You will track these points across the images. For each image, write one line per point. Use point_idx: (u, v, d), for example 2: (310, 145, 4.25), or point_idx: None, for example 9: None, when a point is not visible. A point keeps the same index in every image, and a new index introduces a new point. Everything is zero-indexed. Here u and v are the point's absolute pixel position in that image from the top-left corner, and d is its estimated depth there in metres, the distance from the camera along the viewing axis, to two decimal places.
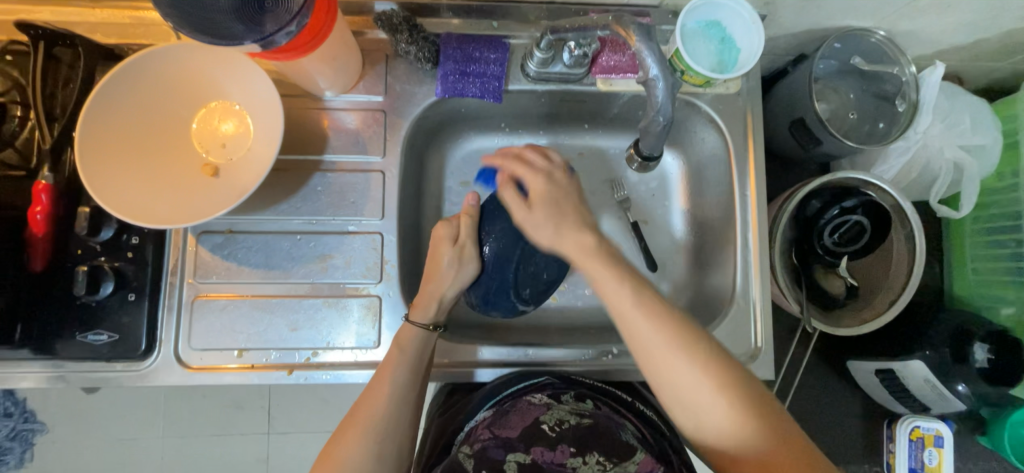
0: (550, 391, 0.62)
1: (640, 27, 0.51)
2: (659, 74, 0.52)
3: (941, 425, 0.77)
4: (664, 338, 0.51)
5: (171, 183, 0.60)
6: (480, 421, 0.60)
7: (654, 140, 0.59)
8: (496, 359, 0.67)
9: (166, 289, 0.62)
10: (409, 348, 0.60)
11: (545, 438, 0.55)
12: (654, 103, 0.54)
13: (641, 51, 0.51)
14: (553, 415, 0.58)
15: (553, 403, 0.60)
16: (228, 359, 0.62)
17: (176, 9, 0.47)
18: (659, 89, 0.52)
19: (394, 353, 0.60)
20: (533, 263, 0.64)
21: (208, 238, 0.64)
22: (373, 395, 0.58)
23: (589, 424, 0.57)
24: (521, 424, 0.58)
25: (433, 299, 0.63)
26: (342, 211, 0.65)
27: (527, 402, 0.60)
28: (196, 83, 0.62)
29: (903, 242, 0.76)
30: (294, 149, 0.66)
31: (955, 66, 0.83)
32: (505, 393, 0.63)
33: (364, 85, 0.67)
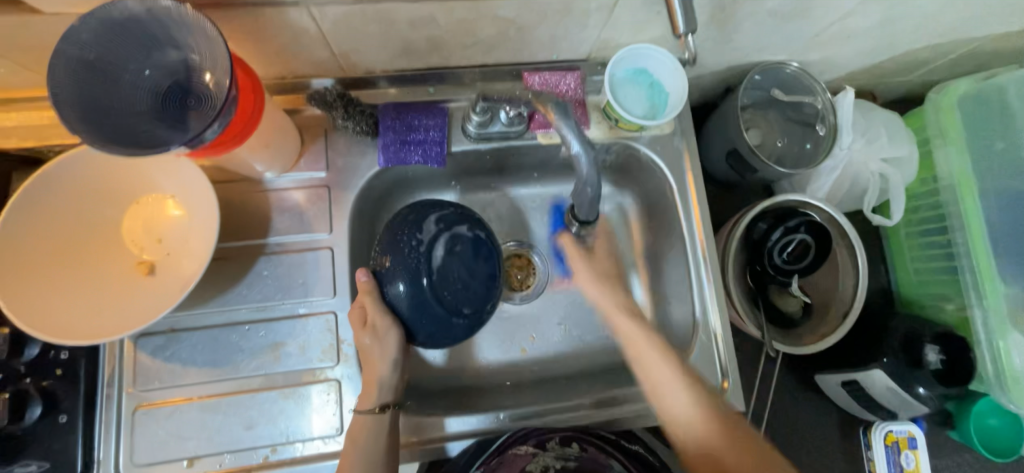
0: (534, 439, 0.62)
1: (558, 105, 0.52)
2: (579, 146, 0.52)
3: (912, 427, 0.79)
4: (662, 358, 0.61)
5: (100, 290, 0.57)
6: None
7: (588, 205, 0.60)
8: (467, 429, 0.65)
9: (103, 402, 0.58)
10: (362, 442, 0.57)
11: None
12: (580, 174, 0.55)
13: (560, 128, 0.52)
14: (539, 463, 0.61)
15: (539, 451, 0.62)
16: (178, 470, 0.58)
17: (90, 126, 0.44)
18: (583, 163, 0.53)
19: (348, 451, 0.57)
20: (453, 280, 0.56)
21: (147, 341, 0.60)
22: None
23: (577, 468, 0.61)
24: None
25: (373, 384, 0.59)
26: (292, 294, 0.63)
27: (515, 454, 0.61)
28: (123, 180, 0.59)
29: (846, 254, 0.79)
30: (236, 235, 0.64)
31: (867, 83, 0.90)
32: (488, 450, 0.62)
33: (305, 162, 0.66)
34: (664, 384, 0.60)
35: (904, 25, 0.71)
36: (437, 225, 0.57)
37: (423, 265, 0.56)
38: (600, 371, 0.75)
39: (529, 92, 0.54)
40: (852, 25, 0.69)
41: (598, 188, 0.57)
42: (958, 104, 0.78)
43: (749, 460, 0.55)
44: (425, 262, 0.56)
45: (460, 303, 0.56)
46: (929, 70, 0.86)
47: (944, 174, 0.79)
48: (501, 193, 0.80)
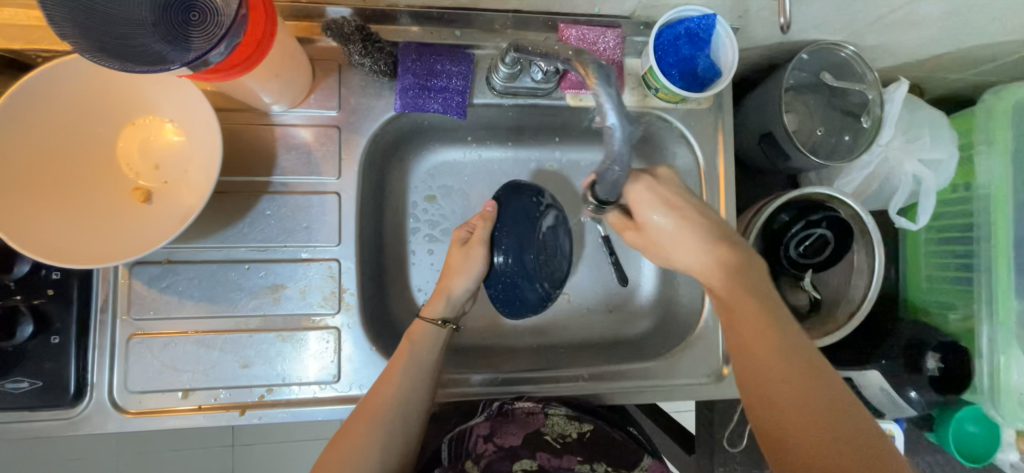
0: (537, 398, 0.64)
1: (600, 68, 0.43)
2: (615, 115, 0.43)
3: (892, 426, 0.81)
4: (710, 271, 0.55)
5: (93, 212, 0.54)
6: (477, 428, 0.61)
7: (610, 186, 0.50)
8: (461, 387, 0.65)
9: (96, 328, 0.56)
10: (420, 340, 0.61)
11: (547, 447, 0.59)
12: (609, 150, 0.46)
13: (598, 93, 0.43)
14: (553, 424, 0.61)
15: (545, 406, 0.63)
16: (172, 400, 0.58)
17: (79, 27, 0.40)
18: (617, 138, 0.44)
19: (405, 346, 0.60)
20: (546, 253, 0.68)
21: (143, 269, 0.58)
22: (385, 377, 0.58)
23: (590, 434, 0.61)
24: (521, 431, 0.60)
25: (444, 295, 0.65)
26: (294, 237, 0.61)
27: (519, 410, 0.62)
28: (120, 97, 0.55)
29: (864, 255, 0.77)
30: (239, 169, 0.60)
31: (917, 78, 0.84)
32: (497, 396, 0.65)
33: (316, 99, 0.62)
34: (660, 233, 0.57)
35: (976, 15, 0.66)
36: (548, 199, 0.70)
37: (528, 239, 0.68)
38: (598, 345, 0.75)
39: (568, 48, 0.46)
40: (919, 10, 0.63)
41: (625, 170, 0.47)
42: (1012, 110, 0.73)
43: (777, 351, 0.49)
44: (536, 227, 0.68)
45: (537, 279, 0.68)
46: (985, 71, 0.80)
47: (981, 182, 0.76)
48: (518, 155, 0.77)
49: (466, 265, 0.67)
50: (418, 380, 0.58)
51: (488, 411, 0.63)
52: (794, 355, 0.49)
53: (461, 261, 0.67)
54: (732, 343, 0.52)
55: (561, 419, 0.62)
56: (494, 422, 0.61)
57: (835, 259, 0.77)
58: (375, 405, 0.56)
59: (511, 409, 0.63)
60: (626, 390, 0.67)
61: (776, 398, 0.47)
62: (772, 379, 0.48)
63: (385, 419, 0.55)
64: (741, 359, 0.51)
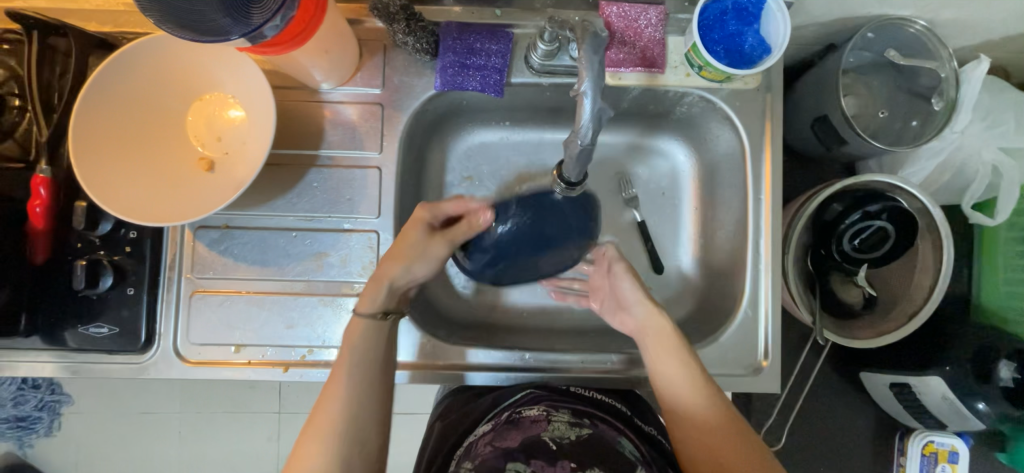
0: (546, 404, 0.61)
1: (595, 36, 0.38)
2: (590, 87, 0.37)
3: (957, 441, 0.75)
4: (674, 359, 0.58)
5: (166, 177, 0.60)
6: (480, 436, 0.59)
7: (575, 165, 0.44)
8: (493, 363, 0.65)
9: (165, 283, 0.63)
10: (359, 340, 0.57)
11: (546, 451, 0.52)
12: (575, 126, 0.39)
13: (582, 57, 0.38)
14: (553, 428, 0.56)
15: (551, 415, 0.58)
16: (226, 353, 0.63)
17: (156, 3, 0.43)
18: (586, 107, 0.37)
19: (346, 348, 0.57)
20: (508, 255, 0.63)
21: (205, 233, 0.63)
22: (324, 393, 0.55)
23: (590, 439, 0.55)
24: (521, 435, 0.56)
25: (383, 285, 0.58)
26: (338, 208, 0.64)
27: (525, 418, 0.58)
28: (189, 74, 0.60)
29: (930, 252, 0.71)
30: (291, 143, 0.64)
31: (1003, 59, 0.76)
32: (504, 406, 0.63)
33: (362, 77, 0.64)
34: (634, 316, 0.61)
35: None
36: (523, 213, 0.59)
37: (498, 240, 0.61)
38: (628, 331, 0.73)
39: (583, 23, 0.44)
40: None
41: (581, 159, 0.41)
42: None
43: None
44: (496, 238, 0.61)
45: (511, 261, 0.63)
46: None
47: None
48: (556, 137, 0.77)
49: (423, 252, 0.60)
50: (364, 387, 0.56)
51: (496, 421, 0.60)
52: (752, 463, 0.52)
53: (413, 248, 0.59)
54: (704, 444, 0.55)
55: (564, 424, 0.57)
56: (497, 429, 0.58)
57: (897, 253, 0.70)
58: (322, 423, 0.53)
59: (516, 417, 0.59)
60: (656, 374, 0.66)
61: None
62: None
63: (334, 434, 0.53)
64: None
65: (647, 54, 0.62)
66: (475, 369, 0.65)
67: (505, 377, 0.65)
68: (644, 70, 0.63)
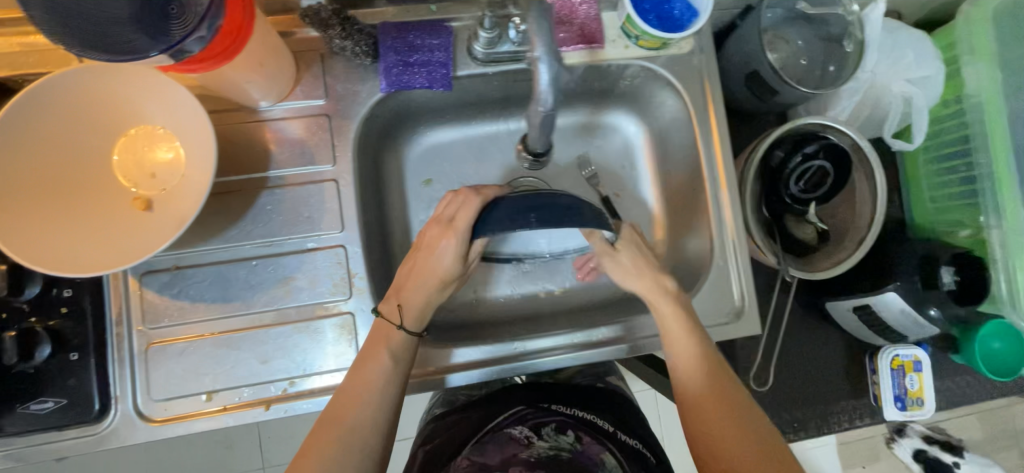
0: (530, 423, 0.64)
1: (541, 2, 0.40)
2: (544, 53, 0.40)
3: (918, 351, 0.84)
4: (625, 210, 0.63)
5: (96, 221, 0.54)
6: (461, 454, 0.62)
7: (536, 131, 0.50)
8: (460, 362, 0.63)
9: (113, 341, 0.56)
10: (386, 360, 0.56)
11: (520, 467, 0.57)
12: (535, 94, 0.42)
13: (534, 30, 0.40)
14: (531, 450, 0.60)
15: (532, 437, 0.62)
16: (196, 404, 0.57)
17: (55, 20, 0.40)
18: (544, 70, 0.40)
19: (372, 364, 0.55)
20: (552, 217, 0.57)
21: (152, 278, 0.58)
22: (347, 391, 0.55)
23: (566, 460, 0.59)
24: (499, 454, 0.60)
25: (417, 305, 0.60)
26: (298, 228, 0.61)
27: (508, 438, 0.62)
28: (107, 108, 0.55)
29: (865, 181, 0.77)
30: (236, 169, 0.60)
31: (895, 2, 0.84)
32: (484, 427, 0.65)
33: (302, 89, 0.62)
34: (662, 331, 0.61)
35: None
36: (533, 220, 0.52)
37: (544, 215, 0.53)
38: (610, 305, 0.74)
39: None
40: None
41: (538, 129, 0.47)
42: (993, 16, 0.73)
43: (746, 436, 0.53)
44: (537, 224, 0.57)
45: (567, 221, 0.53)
46: None
47: (971, 92, 0.76)
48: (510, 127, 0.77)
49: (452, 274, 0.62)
50: (387, 395, 0.55)
51: (478, 439, 0.63)
52: (733, 397, 0.56)
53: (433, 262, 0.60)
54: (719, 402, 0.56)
55: (545, 445, 0.61)
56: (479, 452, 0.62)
57: (838, 187, 0.77)
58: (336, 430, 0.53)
59: (498, 433, 0.64)
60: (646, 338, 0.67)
61: (739, 431, 0.54)
62: (721, 414, 0.55)
63: (351, 439, 0.53)
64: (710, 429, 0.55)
65: (584, 30, 0.64)
66: (452, 364, 0.63)
67: (497, 371, 0.63)
68: (585, 47, 0.64)
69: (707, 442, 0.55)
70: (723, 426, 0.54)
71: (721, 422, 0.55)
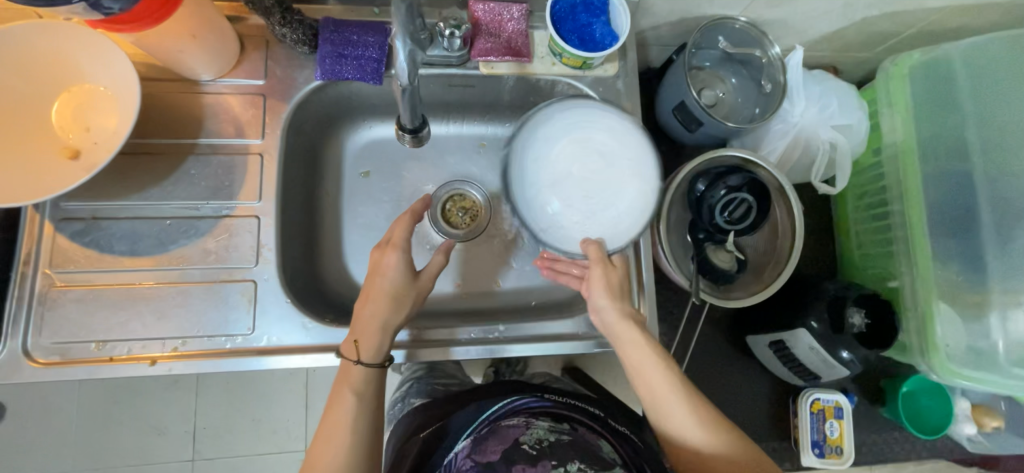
0: (525, 413, 0.57)
1: None
2: (399, 31, 0.42)
3: (839, 397, 0.82)
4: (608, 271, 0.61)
5: (20, 163, 0.58)
6: (457, 450, 0.54)
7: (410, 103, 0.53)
8: (462, 337, 0.68)
9: (16, 280, 0.59)
10: (354, 383, 0.58)
11: (523, 456, 0.50)
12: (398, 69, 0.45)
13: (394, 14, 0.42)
14: (532, 434, 0.53)
15: (531, 423, 0.55)
16: (85, 351, 0.58)
17: None
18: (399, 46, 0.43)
19: (342, 393, 0.57)
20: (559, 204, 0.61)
21: (67, 225, 0.60)
22: (325, 429, 0.55)
23: (569, 442, 0.52)
24: (501, 446, 0.52)
25: (373, 329, 0.58)
26: (217, 195, 0.64)
27: (504, 425, 0.55)
28: (55, 64, 0.59)
29: (784, 217, 0.79)
30: (168, 133, 0.64)
31: (830, 57, 0.89)
32: (476, 416, 0.58)
33: (244, 69, 0.66)
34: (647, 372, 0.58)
35: None
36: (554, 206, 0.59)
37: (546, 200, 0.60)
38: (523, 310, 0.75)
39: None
40: None
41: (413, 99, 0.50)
42: (910, 73, 0.77)
43: None
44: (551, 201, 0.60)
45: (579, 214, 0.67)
46: (891, 46, 0.85)
47: (888, 144, 0.80)
48: (450, 130, 0.81)
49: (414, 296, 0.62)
50: (360, 421, 0.56)
51: (472, 432, 0.56)
52: (734, 442, 0.55)
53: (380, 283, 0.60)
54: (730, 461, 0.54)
55: (542, 428, 0.54)
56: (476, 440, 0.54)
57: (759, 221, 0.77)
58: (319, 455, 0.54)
59: (490, 424, 0.56)
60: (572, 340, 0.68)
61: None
62: (724, 456, 0.54)
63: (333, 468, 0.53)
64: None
65: (512, 44, 0.68)
66: (451, 343, 0.66)
67: (473, 350, 0.66)
68: (512, 59, 0.69)
69: None
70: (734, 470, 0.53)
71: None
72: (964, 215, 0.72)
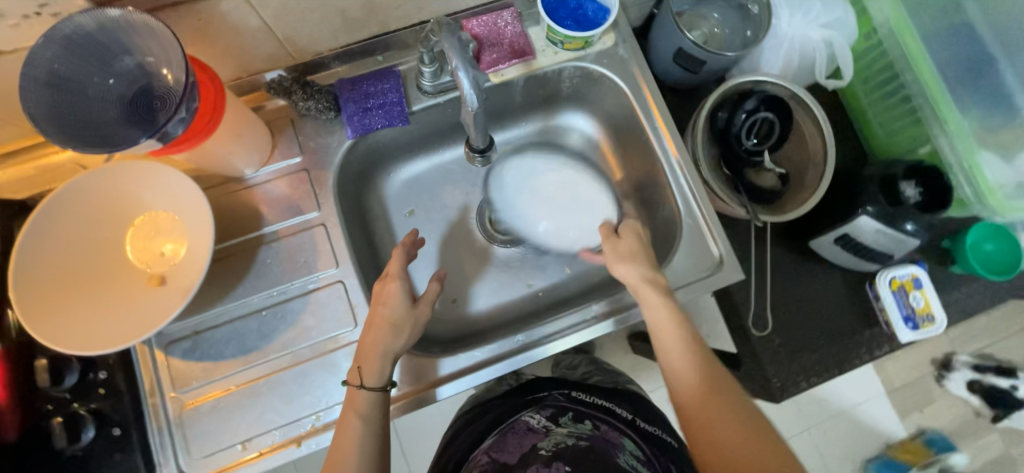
0: (549, 414, 0.64)
1: (449, 28, 0.52)
2: (461, 63, 0.51)
3: (913, 268, 0.86)
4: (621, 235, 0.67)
5: (116, 304, 0.60)
6: (483, 445, 0.63)
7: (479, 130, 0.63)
8: (446, 373, 0.67)
9: (150, 411, 0.62)
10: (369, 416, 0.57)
11: (540, 458, 0.56)
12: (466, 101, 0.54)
13: (450, 55, 0.51)
14: (551, 440, 0.59)
15: (551, 427, 0.62)
16: (233, 455, 0.61)
17: (57, 122, 0.48)
18: (463, 77, 0.52)
19: (350, 423, 0.57)
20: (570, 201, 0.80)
21: (176, 346, 0.63)
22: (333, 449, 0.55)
23: (586, 447, 0.57)
24: (520, 449, 0.59)
25: (376, 354, 0.59)
26: (298, 273, 0.66)
27: (527, 427, 0.63)
28: (116, 205, 0.62)
29: (809, 122, 0.82)
30: (234, 234, 0.67)
31: None
32: (506, 420, 0.66)
33: (280, 152, 0.69)
34: (661, 320, 0.61)
35: None
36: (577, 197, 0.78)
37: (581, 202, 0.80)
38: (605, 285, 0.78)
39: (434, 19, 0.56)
40: None
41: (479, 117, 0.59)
42: None
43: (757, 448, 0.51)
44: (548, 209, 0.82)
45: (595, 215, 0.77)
46: None
47: (880, 23, 0.82)
48: None
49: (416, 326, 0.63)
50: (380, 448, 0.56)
51: (497, 430, 0.64)
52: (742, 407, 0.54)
53: (399, 314, 0.62)
54: (731, 417, 0.54)
55: (562, 434, 0.60)
56: (497, 444, 0.62)
57: (786, 133, 0.83)
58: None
59: (518, 425, 0.64)
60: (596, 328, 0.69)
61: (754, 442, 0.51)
62: (726, 425, 0.53)
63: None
64: (719, 437, 0.52)
65: (515, 47, 0.71)
66: (448, 369, 0.67)
67: (496, 368, 0.67)
68: (518, 61, 0.72)
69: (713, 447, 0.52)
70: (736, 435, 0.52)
71: (734, 434, 0.52)
72: (980, 64, 0.77)
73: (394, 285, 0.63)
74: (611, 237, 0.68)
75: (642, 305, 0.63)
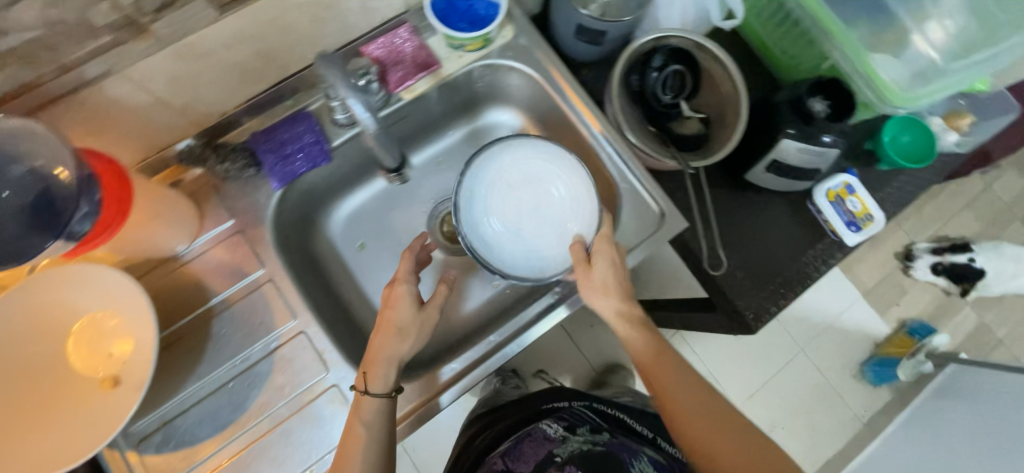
0: (565, 426, 0.80)
1: (324, 57, 0.55)
2: (350, 93, 0.56)
3: (842, 176, 0.92)
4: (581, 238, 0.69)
5: (73, 417, 0.58)
6: (500, 451, 0.80)
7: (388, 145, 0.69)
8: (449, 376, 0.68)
9: None
10: (373, 422, 0.59)
11: (555, 463, 0.71)
12: (365, 123, 0.61)
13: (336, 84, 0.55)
14: (565, 447, 0.74)
15: (568, 435, 0.78)
16: None
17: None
18: (356, 105, 0.57)
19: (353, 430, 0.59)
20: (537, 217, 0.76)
21: (148, 442, 0.61)
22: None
23: (599, 452, 0.72)
24: (535, 455, 0.75)
25: (382, 364, 0.60)
26: (256, 336, 0.65)
27: (545, 434, 0.79)
28: (46, 317, 0.60)
29: (715, 64, 0.86)
30: (181, 313, 0.65)
31: None
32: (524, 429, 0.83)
33: (210, 220, 0.68)
34: (633, 336, 0.66)
35: None
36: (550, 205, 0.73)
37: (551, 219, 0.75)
38: None
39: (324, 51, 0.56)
40: None
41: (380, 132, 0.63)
42: None
43: (735, 443, 0.60)
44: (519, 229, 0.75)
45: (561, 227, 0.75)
46: None
47: None
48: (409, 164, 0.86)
49: (421, 329, 0.63)
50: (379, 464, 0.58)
51: (515, 439, 0.81)
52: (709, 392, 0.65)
53: (410, 321, 0.63)
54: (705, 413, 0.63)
55: (576, 441, 0.75)
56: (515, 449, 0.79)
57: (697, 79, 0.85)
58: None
59: (534, 433, 0.80)
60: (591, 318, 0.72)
61: (737, 437, 0.61)
62: (709, 422, 0.62)
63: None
64: (709, 435, 0.61)
65: (418, 61, 0.72)
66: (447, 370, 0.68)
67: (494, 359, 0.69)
68: (425, 74, 0.73)
69: (708, 446, 0.61)
70: (718, 429, 0.61)
71: (712, 423, 0.62)
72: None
73: (404, 288, 0.65)
74: (583, 261, 0.65)
75: (616, 333, 0.67)
